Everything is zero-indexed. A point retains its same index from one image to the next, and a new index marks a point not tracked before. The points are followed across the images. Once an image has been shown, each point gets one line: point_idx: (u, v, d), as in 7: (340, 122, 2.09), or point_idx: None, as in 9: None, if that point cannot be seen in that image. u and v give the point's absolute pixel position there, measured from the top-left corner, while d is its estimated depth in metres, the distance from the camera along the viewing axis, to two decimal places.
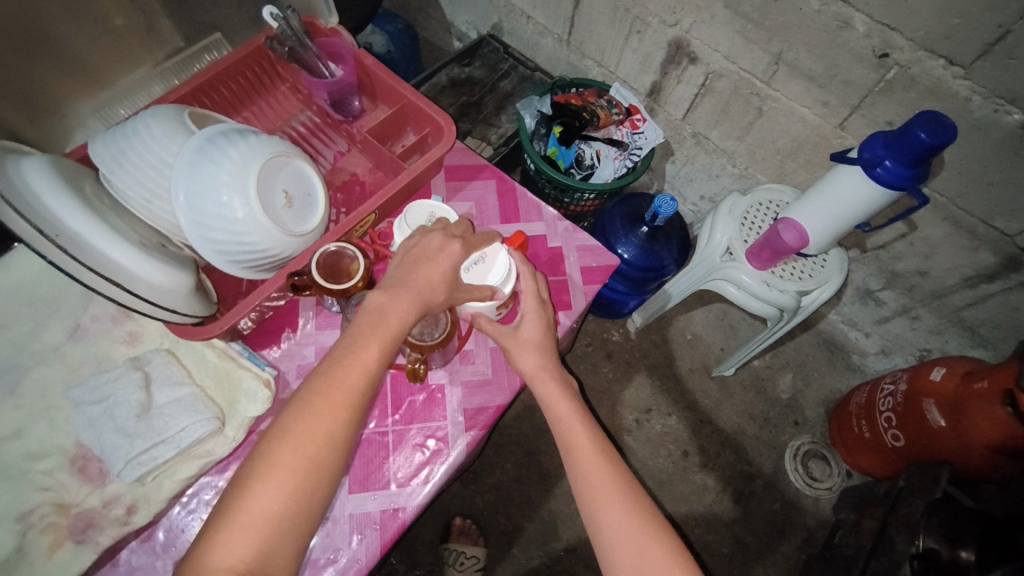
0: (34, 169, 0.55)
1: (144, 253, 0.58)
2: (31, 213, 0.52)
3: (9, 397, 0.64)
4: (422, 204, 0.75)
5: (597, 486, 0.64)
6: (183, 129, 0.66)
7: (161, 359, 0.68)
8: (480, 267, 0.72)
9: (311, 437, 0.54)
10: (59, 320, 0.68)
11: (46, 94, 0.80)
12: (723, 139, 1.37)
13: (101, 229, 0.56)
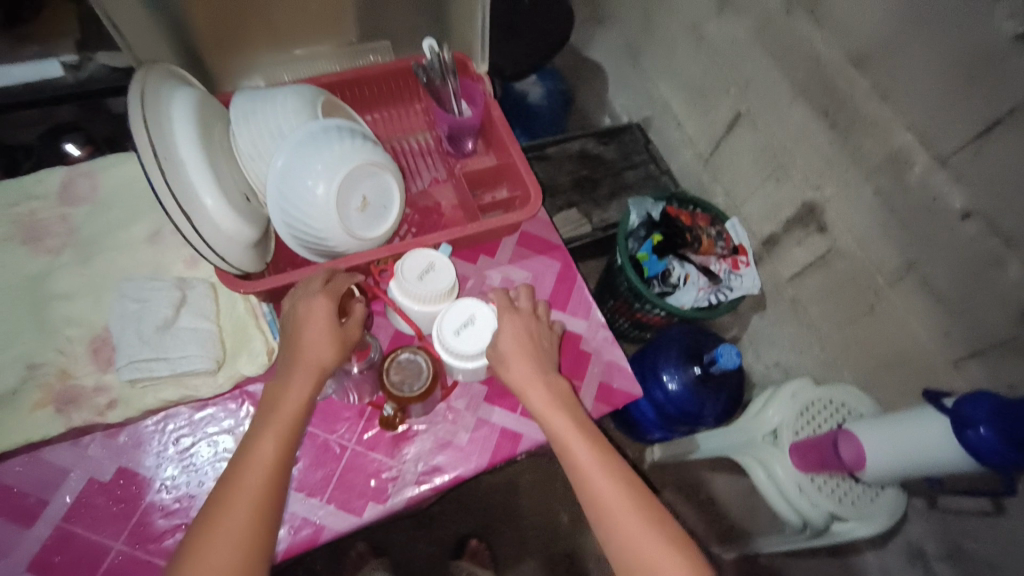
0: (180, 107, 0.67)
1: (230, 204, 0.67)
2: (158, 136, 0.62)
3: (83, 264, 0.75)
4: (421, 252, 0.73)
5: (625, 522, 0.61)
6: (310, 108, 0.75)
7: (201, 289, 0.74)
8: (471, 331, 0.73)
9: (232, 524, 0.56)
10: (149, 221, 0.79)
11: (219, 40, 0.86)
12: (820, 319, 1.30)
13: (202, 168, 0.65)
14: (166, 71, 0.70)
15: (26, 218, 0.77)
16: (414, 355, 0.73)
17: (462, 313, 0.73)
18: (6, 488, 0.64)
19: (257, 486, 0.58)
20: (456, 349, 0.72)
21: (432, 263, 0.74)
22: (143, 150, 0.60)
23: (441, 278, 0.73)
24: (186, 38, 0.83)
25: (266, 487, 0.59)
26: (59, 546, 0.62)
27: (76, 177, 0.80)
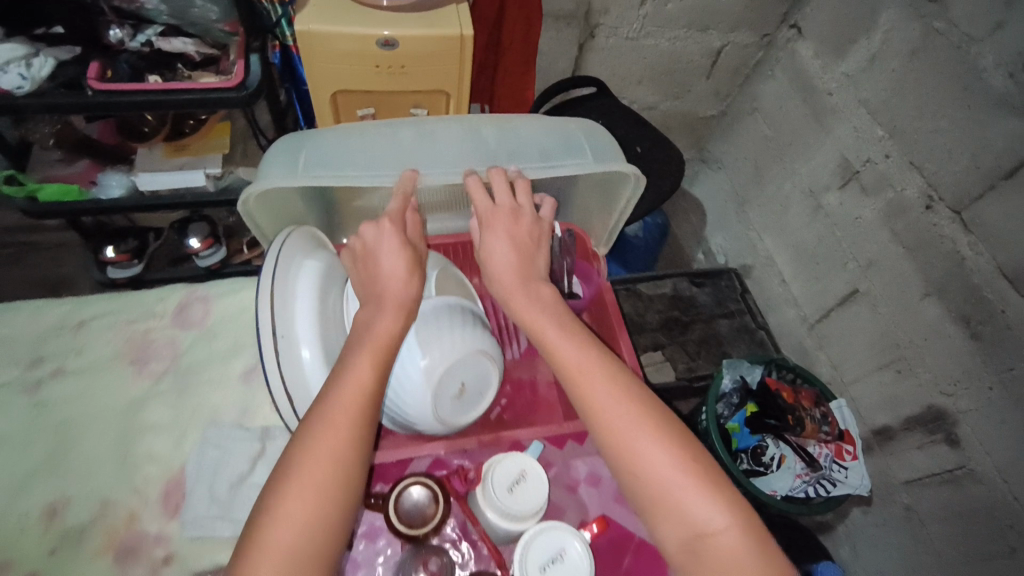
0: (304, 276, 0.72)
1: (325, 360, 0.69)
2: (281, 316, 0.68)
3: (176, 395, 0.75)
4: (513, 462, 0.70)
5: (626, 428, 0.63)
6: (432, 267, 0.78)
7: (281, 442, 0.72)
8: (558, 569, 0.63)
9: (330, 445, 0.58)
10: (246, 356, 0.79)
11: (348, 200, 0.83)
12: (943, 541, 1.12)
13: (312, 344, 0.68)
14: (303, 234, 0.77)
15: (139, 337, 0.80)
16: None
17: (551, 544, 0.65)
18: None
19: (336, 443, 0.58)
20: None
21: (524, 473, 0.69)
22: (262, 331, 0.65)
23: (534, 495, 0.68)
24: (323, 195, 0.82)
25: (359, 403, 0.60)
26: None
27: (192, 301, 0.83)
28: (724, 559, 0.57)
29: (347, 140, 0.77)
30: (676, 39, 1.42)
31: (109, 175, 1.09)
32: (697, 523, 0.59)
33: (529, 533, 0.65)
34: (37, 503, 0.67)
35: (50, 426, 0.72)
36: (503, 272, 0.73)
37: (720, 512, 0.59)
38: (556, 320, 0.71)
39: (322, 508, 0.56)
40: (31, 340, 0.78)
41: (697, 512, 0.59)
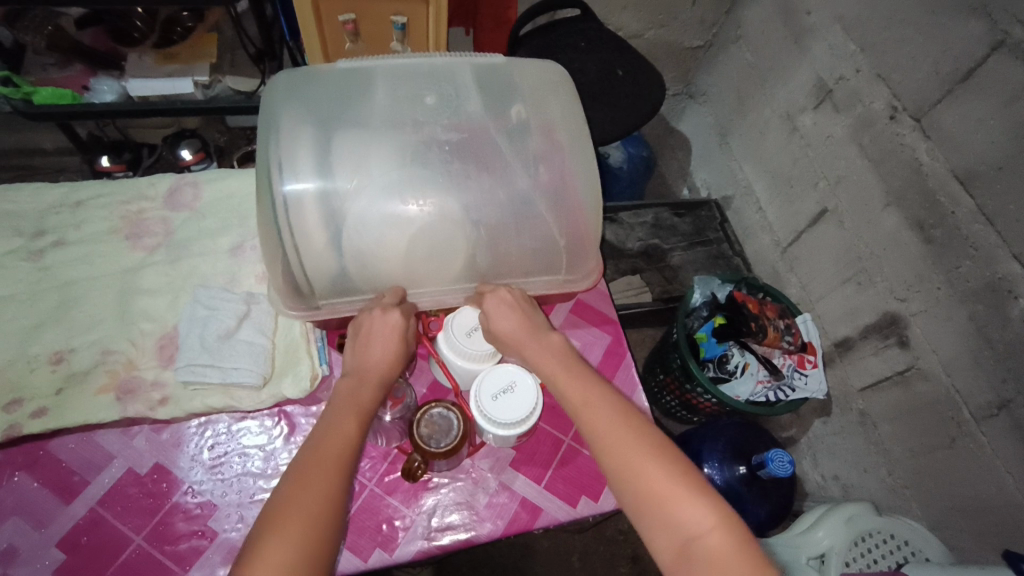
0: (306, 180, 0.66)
1: (342, 257, 0.68)
2: (294, 224, 0.65)
3: (170, 265, 0.82)
4: (470, 311, 0.74)
5: (622, 441, 0.58)
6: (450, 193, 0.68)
7: (265, 306, 0.79)
8: (507, 399, 0.70)
9: (315, 487, 0.52)
10: (234, 234, 0.85)
11: (334, 90, 0.71)
12: (892, 440, 1.19)
13: (325, 243, 0.67)
14: (290, 128, 0.68)
15: (133, 216, 0.86)
16: (447, 411, 0.73)
17: (504, 378, 0.71)
18: (57, 461, 0.68)
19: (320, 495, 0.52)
20: (493, 414, 0.69)
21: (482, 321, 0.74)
22: (282, 245, 0.65)
23: (487, 342, 0.73)
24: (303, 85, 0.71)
25: (341, 457, 0.55)
26: (87, 529, 0.64)
27: (182, 186, 0.89)
28: (718, 563, 0.51)
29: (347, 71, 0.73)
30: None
31: (101, 80, 1.12)
32: (688, 526, 0.53)
33: (483, 371, 0.72)
34: (46, 351, 0.74)
35: (55, 288, 0.78)
36: (506, 336, 0.68)
37: (709, 511, 0.53)
38: (558, 355, 0.67)
39: (303, 561, 0.48)
40: (34, 216, 0.84)
41: (696, 520, 0.53)
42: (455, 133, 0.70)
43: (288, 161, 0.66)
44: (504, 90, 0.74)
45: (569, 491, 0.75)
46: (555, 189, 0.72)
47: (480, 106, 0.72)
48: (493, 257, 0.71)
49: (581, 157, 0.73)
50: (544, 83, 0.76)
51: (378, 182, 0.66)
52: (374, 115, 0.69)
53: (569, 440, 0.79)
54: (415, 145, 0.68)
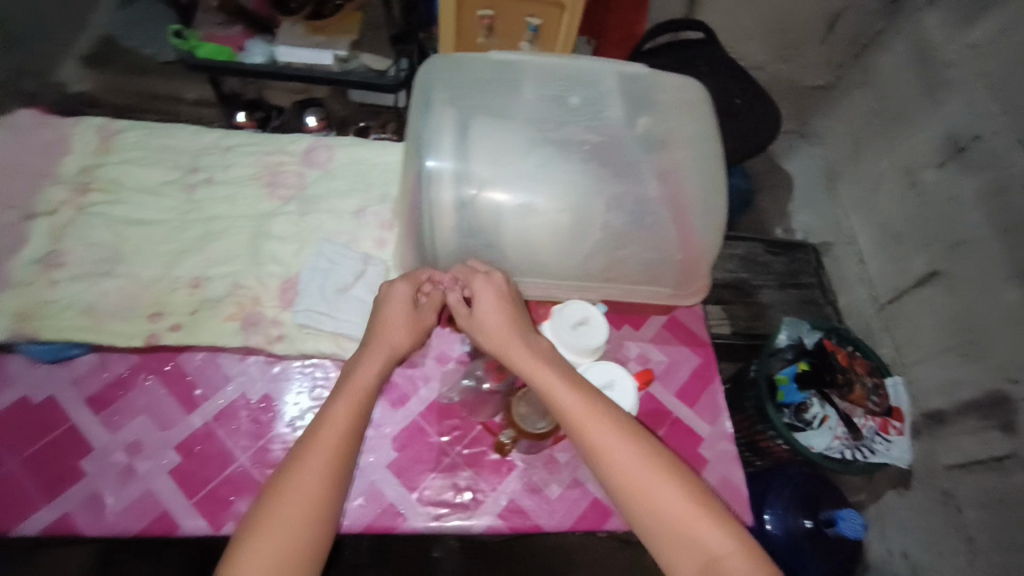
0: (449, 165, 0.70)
1: (470, 242, 0.71)
2: (433, 205, 0.70)
3: (299, 216, 0.88)
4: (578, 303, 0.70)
5: (619, 464, 0.57)
6: (578, 193, 0.70)
7: (379, 268, 0.83)
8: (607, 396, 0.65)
9: (315, 463, 0.55)
10: (358, 198, 0.91)
11: (483, 81, 0.75)
12: (976, 529, 1.10)
13: (458, 226, 0.71)
14: (440, 112, 0.72)
15: (273, 166, 0.93)
16: None
17: (603, 373, 0.66)
18: (183, 374, 0.75)
19: (320, 471, 0.55)
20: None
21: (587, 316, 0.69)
22: (421, 223, 0.69)
23: (595, 335, 0.68)
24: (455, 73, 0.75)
25: (341, 432, 0.57)
26: (202, 440, 0.70)
27: (319, 146, 0.96)
28: None
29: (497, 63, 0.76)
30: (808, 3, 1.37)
31: (255, 44, 1.21)
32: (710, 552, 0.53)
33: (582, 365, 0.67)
34: (187, 275, 0.81)
35: (200, 220, 0.86)
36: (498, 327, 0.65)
37: (720, 535, 0.54)
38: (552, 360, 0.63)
39: (312, 527, 0.53)
40: (190, 153, 0.92)
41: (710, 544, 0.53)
42: (593, 135, 0.72)
43: (436, 141, 0.70)
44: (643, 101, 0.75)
45: None
46: (674, 203, 0.72)
47: (621, 114, 0.74)
48: (609, 260, 0.72)
49: (702, 179, 0.74)
50: (685, 97, 0.76)
51: (514, 172, 0.70)
52: (518, 109, 0.72)
53: None
54: (553, 144, 0.71)
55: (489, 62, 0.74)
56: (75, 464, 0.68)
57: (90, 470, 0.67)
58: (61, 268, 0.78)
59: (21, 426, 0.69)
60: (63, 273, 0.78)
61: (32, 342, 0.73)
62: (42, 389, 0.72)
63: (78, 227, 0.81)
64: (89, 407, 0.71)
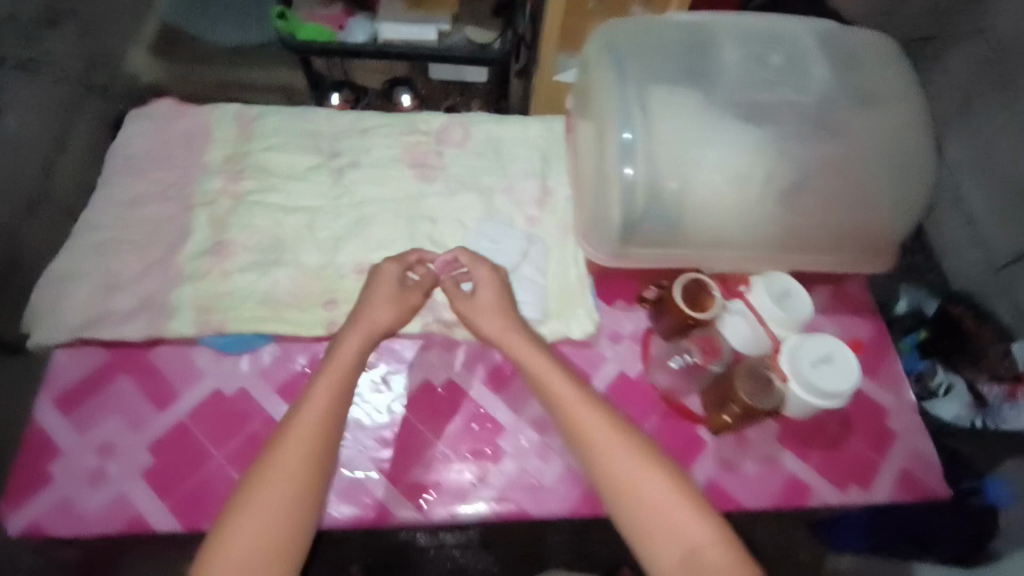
0: (644, 138, 0.67)
1: (664, 219, 0.69)
2: (626, 182, 0.68)
3: (449, 198, 0.86)
4: (780, 277, 0.68)
5: (601, 450, 0.59)
6: (782, 166, 0.66)
7: (542, 247, 0.82)
8: (827, 369, 0.63)
9: (292, 457, 0.57)
10: (503, 177, 0.88)
11: (669, 44, 0.70)
12: None
13: (651, 204, 0.68)
14: (631, 83, 0.69)
15: (412, 147, 0.90)
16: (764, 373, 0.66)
17: (822, 345, 0.64)
18: (367, 364, 0.75)
19: (296, 467, 0.57)
20: (812, 382, 0.62)
21: (789, 292, 0.67)
22: (613, 206, 0.69)
23: (801, 308, 0.67)
24: (640, 38, 0.71)
25: (316, 428, 0.59)
26: (401, 429, 0.73)
27: (452, 125, 0.93)
28: None
29: (684, 23, 0.70)
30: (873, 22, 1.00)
31: (356, 22, 1.19)
32: (688, 538, 0.54)
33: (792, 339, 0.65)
34: (351, 262, 0.80)
35: (350, 205, 0.84)
36: (485, 309, 0.69)
37: (702, 523, 0.54)
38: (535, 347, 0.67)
39: (285, 522, 0.54)
40: (328, 136, 0.90)
41: (690, 531, 0.54)
42: (802, 98, 0.66)
43: (635, 115, 0.67)
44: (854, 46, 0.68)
45: (839, 475, 0.73)
46: (885, 168, 0.67)
47: (828, 69, 0.66)
48: (816, 231, 0.69)
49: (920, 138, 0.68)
50: (890, 50, 0.69)
51: (713, 146, 0.67)
52: (718, 76, 0.68)
53: (836, 426, 0.76)
54: (751, 115, 0.67)
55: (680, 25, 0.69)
56: None
57: None
58: (230, 259, 0.78)
59: (218, 419, 0.70)
60: (233, 263, 0.78)
61: (215, 334, 0.74)
62: (232, 381, 0.72)
63: (238, 217, 0.81)
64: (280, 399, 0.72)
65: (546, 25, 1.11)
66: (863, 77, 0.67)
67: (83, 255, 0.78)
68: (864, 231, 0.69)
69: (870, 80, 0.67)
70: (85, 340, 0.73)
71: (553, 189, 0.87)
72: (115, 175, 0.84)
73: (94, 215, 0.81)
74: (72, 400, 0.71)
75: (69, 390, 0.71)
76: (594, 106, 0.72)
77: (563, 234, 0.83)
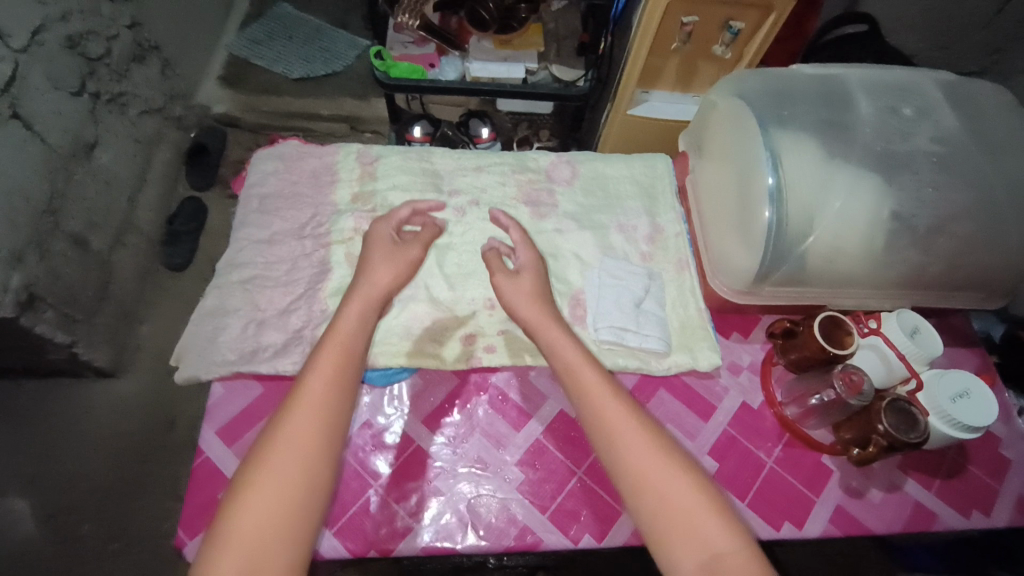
0: (792, 162, 0.73)
1: (812, 242, 0.72)
2: (779, 200, 0.71)
3: (565, 234, 0.90)
4: (908, 315, 0.73)
5: (616, 427, 0.61)
6: (919, 200, 0.72)
7: (660, 282, 0.86)
8: (966, 404, 0.67)
9: (306, 429, 0.57)
10: (614, 214, 0.93)
11: (806, 90, 0.79)
12: None
13: (802, 224, 0.72)
14: (777, 119, 0.76)
15: (525, 184, 0.95)
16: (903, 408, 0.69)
17: (957, 381, 0.69)
18: (504, 395, 0.79)
19: (309, 438, 0.57)
20: (956, 417, 0.67)
21: (918, 329, 0.72)
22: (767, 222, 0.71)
23: (934, 345, 0.71)
24: (781, 83, 0.80)
25: (330, 401, 0.60)
26: (538, 456, 0.75)
27: (561, 163, 0.97)
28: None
29: (819, 79, 0.80)
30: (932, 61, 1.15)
31: (447, 61, 1.26)
32: (704, 536, 0.53)
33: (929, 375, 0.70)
34: (480, 298, 0.85)
35: (473, 242, 0.89)
36: (518, 290, 0.74)
37: (719, 522, 0.54)
38: (557, 327, 0.71)
39: (296, 499, 0.54)
40: (445, 175, 0.95)
41: (706, 529, 0.54)
42: (938, 146, 0.75)
43: (785, 157, 0.73)
44: (967, 106, 0.78)
45: (959, 499, 0.75)
46: (1008, 208, 0.73)
47: (955, 120, 0.77)
48: (948, 268, 0.74)
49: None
50: (1000, 110, 0.79)
51: (856, 177, 0.72)
52: (857, 120, 0.76)
53: (952, 454, 0.78)
54: (887, 156, 0.74)
55: (819, 80, 0.79)
56: (430, 485, 0.72)
57: (444, 488, 0.72)
58: None
59: (371, 448, 0.74)
60: None
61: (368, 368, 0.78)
62: (381, 412, 0.76)
63: None
64: (427, 428, 0.76)
65: (630, 63, 1.07)
66: (978, 130, 0.77)
67: (230, 291, 0.83)
68: (988, 271, 0.75)
69: (985, 132, 0.76)
70: (240, 373, 0.78)
71: (663, 227, 0.92)
72: (251, 215, 0.89)
73: (237, 253, 0.86)
74: (233, 432, 0.74)
75: (229, 422, 0.75)
76: (731, 149, 0.80)
77: (679, 269, 0.88)
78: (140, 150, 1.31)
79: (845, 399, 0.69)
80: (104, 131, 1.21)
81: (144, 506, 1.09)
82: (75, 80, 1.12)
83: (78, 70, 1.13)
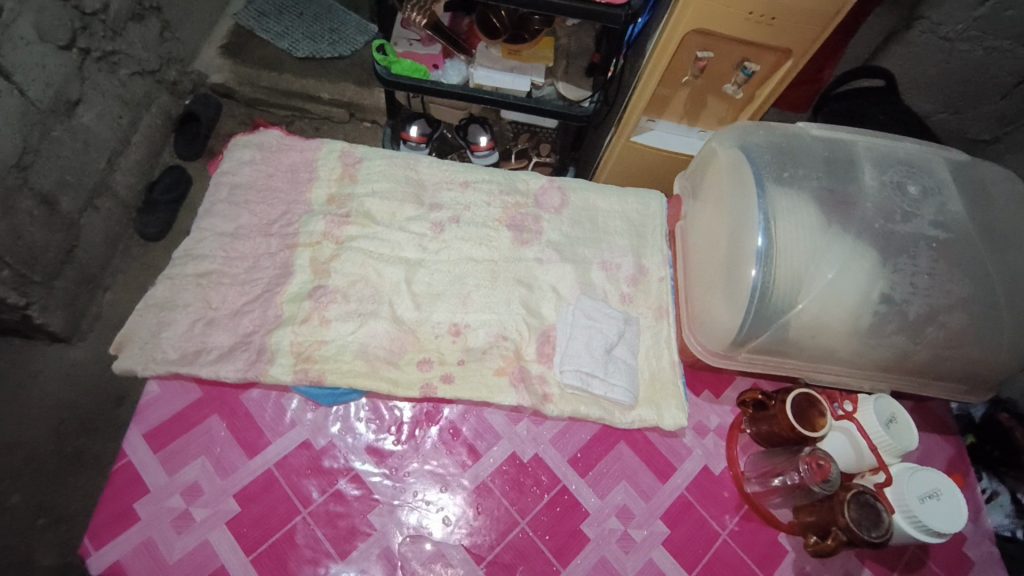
0: (787, 228, 0.69)
1: (798, 314, 0.68)
2: (767, 266, 0.68)
3: (546, 265, 0.86)
4: (887, 401, 0.69)
5: None
6: (914, 286, 0.69)
7: (635, 328, 0.82)
8: (936, 505, 0.63)
9: None
10: (599, 250, 0.89)
11: (808, 151, 0.76)
12: None
13: (790, 292, 0.68)
14: (777, 178, 0.72)
15: (511, 207, 0.90)
16: (872, 501, 0.64)
17: (929, 480, 0.65)
18: (457, 431, 0.74)
19: None
20: (924, 519, 0.62)
21: (894, 417, 0.69)
22: (754, 286, 0.67)
23: (908, 439, 0.67)
24: (784, 142, 0.77)
25: None
26: (482, 501, 0.70)
27: (551, 189, 0.93)
28: None
29: (824, 141, 0.77)
30: (945, 127, 1.09)
31: (453, 64, 1.21)
32: None
33: (901, 469, 0.65)
34: (446, 322, 0.80)
35: (448, 263, 0.85)
36: None
37: None
38: None
39: None
40: (430, 187, 0.91)
41: None
42: (940, 232, 0.71)
43: (778, 219, 0.69)
44: (975, 191, 0.75)
45: None
46: (1006, 307, 0.70)
47: (961, 205, 0.73)
48: (933, 358, 0.71)
49: None
50: (1009, 200, 0.76)
51: (850, 250, 0.69)
52: (859, 192, 0.72)
53: (913, 548, 0.75)
54: (887, 235, 0.70)
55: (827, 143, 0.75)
56: (362, 519, 0.67)
57: (378, 525, 0.67)
58: (330, 306, 0.79)
59: (306, 472, 0.69)
60: (333, 311, 0.78)
61: (314, 385, 0.73)
62: (323, 433, 0.72)
63: (340, 262, 0.82)
64: (368, 458, 0.71)
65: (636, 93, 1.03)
66: (986, 220, 0.73)
67: (184, 285, 0.78)
68: (974, 365, 0.72)
69: (991, 222, 0.73)
70: (177, 375, 0.73)
71: (648, 270, 0.88)
72: (217, 204, 0.85)
73: (197, 244, 0.82)
74: (160, 437, 0.70)
75: (159, 426, 0.70)
76: (725, 199, 0.77)
77: (658, 317, 0.84)
78: (126, 112, 1.18)
79: (808, 484, 0.65)
80: (90, 89, 1.08)
81: (82, 482, 0.94)
82: (66, 33, 1.00)
83: (70, 23, 1.00)
